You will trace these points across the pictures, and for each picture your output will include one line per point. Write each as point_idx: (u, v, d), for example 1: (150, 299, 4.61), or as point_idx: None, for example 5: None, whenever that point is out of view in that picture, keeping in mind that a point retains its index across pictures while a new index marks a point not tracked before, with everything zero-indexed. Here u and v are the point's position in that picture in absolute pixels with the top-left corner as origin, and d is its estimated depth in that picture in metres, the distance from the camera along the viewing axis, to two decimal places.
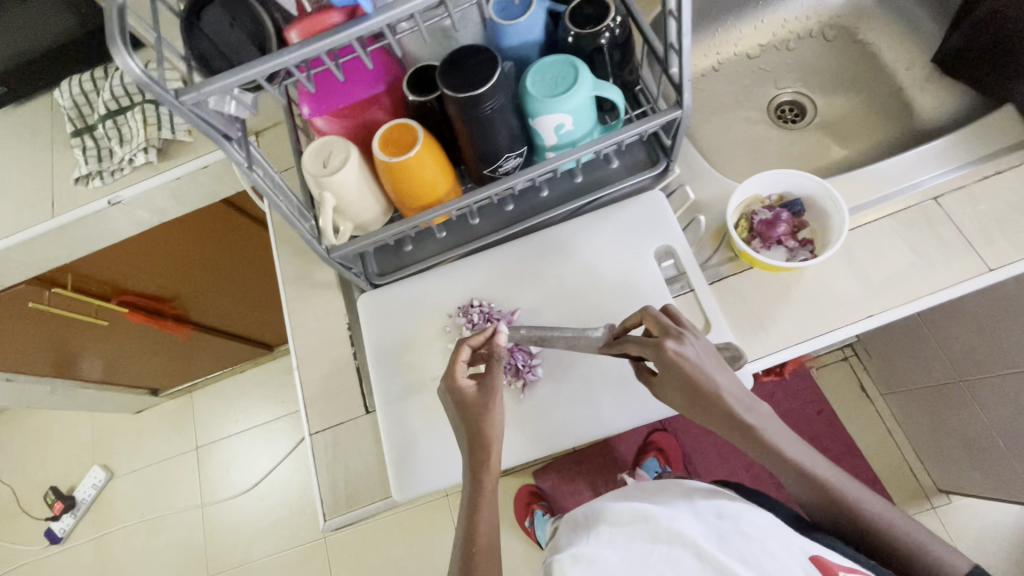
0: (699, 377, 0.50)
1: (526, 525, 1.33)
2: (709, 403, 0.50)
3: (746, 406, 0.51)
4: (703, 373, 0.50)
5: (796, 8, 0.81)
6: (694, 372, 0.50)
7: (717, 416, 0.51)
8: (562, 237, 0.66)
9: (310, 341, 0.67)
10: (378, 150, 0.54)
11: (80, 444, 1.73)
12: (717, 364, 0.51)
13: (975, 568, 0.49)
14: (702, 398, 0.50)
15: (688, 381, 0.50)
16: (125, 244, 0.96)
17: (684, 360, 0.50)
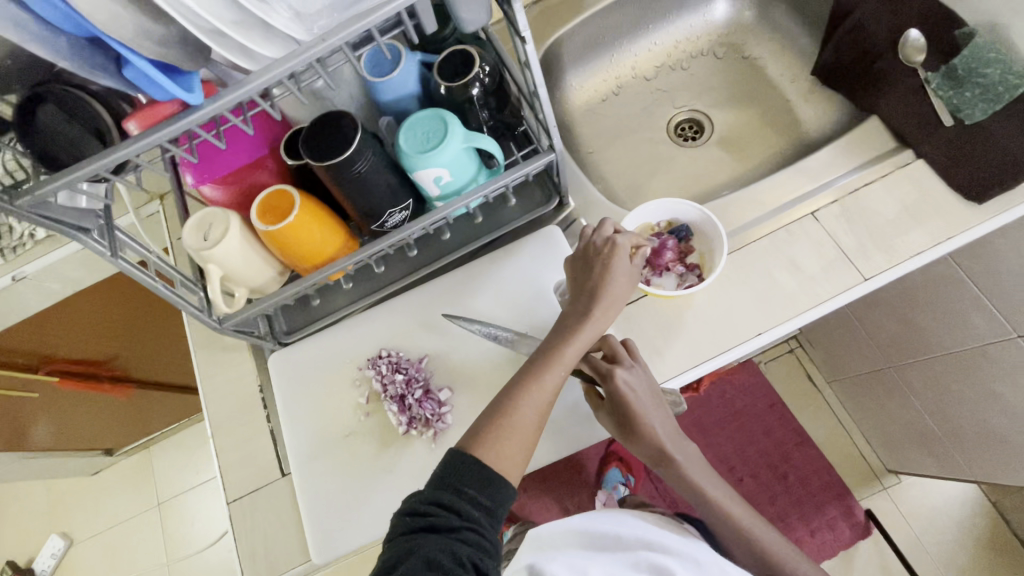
0: (636, 409, 0.53)
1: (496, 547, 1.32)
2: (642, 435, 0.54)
3: (670, 437, 0.56)
4: (640, 407, 0.53)
5: (685, 29, 0.84)
6: (636, 405, 0.53)
7: (647, 444, 0.55)
8: (466, 279, 0.66)
9: (224, 406, 0.66)
10: (257, 220, 0.54)
11: (37, 512, 1.67)
12: (654, 401, 0.55)
13: None
14: (633, 428, 0.54)
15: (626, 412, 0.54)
16: (41, 315, 0.93)
17: (630, 393, 0.53)
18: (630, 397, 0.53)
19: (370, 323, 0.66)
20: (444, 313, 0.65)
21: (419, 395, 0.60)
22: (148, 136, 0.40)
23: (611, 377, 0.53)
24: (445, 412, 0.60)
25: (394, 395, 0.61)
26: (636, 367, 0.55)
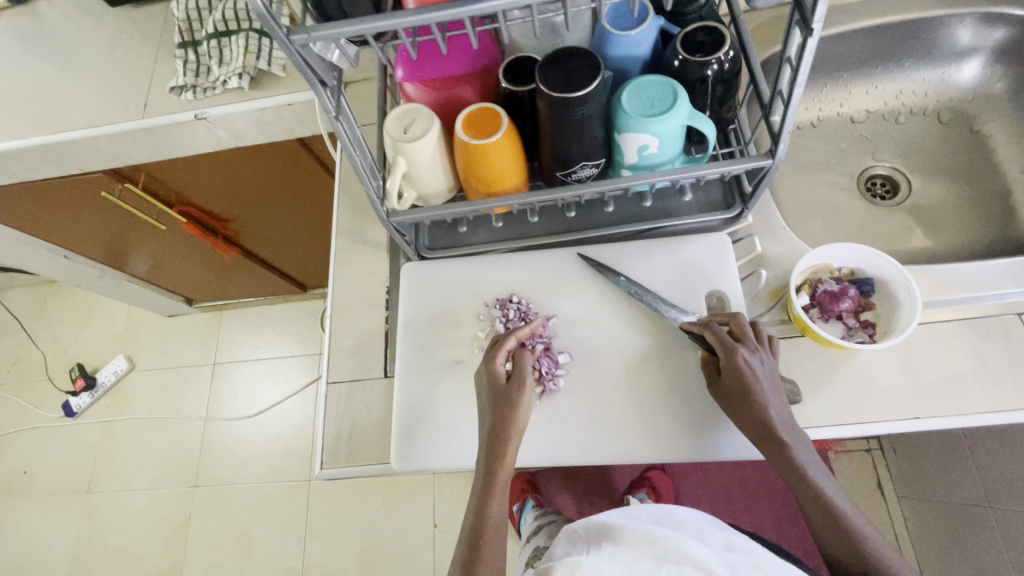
0: (752, 390, 0.50)
1: (514, 509, 1.33)
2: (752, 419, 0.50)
3: (785, 424, 0.50)
4: (759, 390, 0.50)
5: (914, 82, 0.77)
6: (751, 383, 0.51)
7: (754, 429, 0.51)
8: (616, 256, 0.65)
9: (349, 294, 0.69)
10: (460, 129, 0.54)
11: (113, 330, 1.83)
12: (775, 390, 0.51)
13: None
14: (745, 407, 0.51)
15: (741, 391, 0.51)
16: (198, 158, 0.99)
17: (748, 371, 0.51)
18: (748, 375, 0.50)
19: (508, 265, 0.66)
20: (578, 254, 0.65)
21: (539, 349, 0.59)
22: (426, 13, 0.41)
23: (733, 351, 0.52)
24: (559, 374, 0.58)
25: None
26: (759, 352, 0.53)
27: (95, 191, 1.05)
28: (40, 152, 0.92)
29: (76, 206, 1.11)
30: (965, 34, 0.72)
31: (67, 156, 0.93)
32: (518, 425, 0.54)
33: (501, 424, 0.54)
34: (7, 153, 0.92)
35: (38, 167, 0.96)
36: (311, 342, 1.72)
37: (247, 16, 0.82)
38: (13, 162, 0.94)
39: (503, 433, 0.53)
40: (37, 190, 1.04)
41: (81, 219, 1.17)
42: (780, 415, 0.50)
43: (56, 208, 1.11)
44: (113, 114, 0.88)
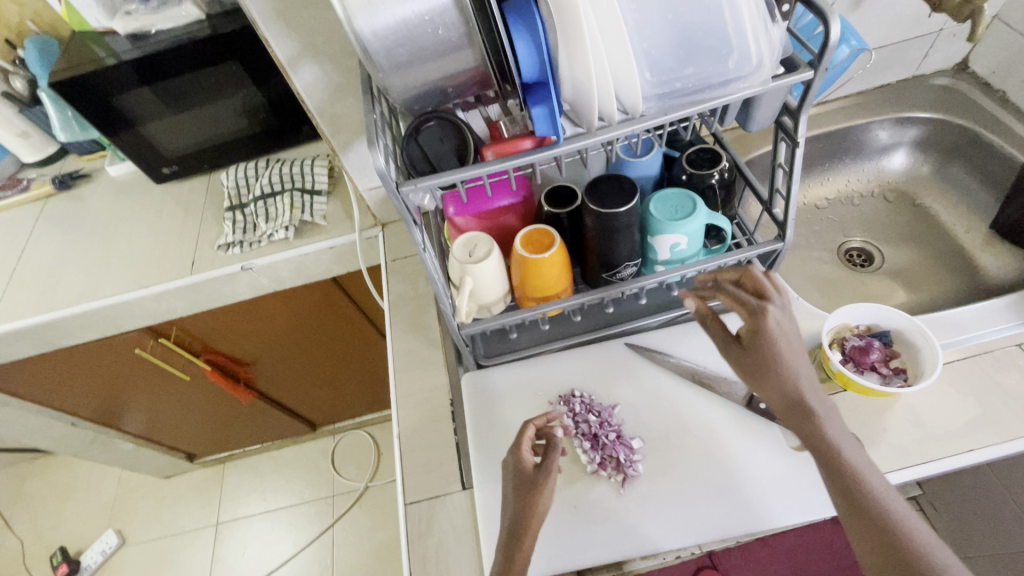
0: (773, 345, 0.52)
1: None
2: (777, 386, 0.52)
3: (816, 396, 0.51)
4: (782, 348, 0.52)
5: (857, 173, 0.94)
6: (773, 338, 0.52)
7: (781, 400, 0.52)
8: (659, 341, 0.71)
9: (413, 412, 0.72)
10: (518, 247, 0.63)
11: (102, 503, 1.70)
12: (795, 345, 0.53)
13: None
14: (768, 368, 0.52)
15: (762, 353, 0.52)
16: (234, 306, 1.05)
17: (771, 333, 0.52)
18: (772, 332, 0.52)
19: (563, 363, 0.71)
20: (628, 343, 0.71)
21: (613, 437, 0.63)
22: (505, 161, 0.51)
23: (755, 312, 0.53)
24: (636, 460, 0.61)
25: (587, 434, 0.64)
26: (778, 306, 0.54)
27: (125, 350, 1.07)
28: (85, 319, 0.96)
29: (100, 367, 1.12)
30: (885, 133, 0.91)
31: (109, 319, 0.97)
32: (536, 517, 0.55)
33: (520, 515, 0.55)
34: (52, 323, 0.95)
35: (77, 334, 0.99)
36: (323, 484, 1.64)
37: (292, 179, 0.94)
38: (55, 332, 0.97)
39: (521, 527, 0.54)
40: (68, 357, 1.06)
41: (102, 380, 1.17)
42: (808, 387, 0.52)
43: (80, 371, 1.12)
44: (161, 275, 0.95)
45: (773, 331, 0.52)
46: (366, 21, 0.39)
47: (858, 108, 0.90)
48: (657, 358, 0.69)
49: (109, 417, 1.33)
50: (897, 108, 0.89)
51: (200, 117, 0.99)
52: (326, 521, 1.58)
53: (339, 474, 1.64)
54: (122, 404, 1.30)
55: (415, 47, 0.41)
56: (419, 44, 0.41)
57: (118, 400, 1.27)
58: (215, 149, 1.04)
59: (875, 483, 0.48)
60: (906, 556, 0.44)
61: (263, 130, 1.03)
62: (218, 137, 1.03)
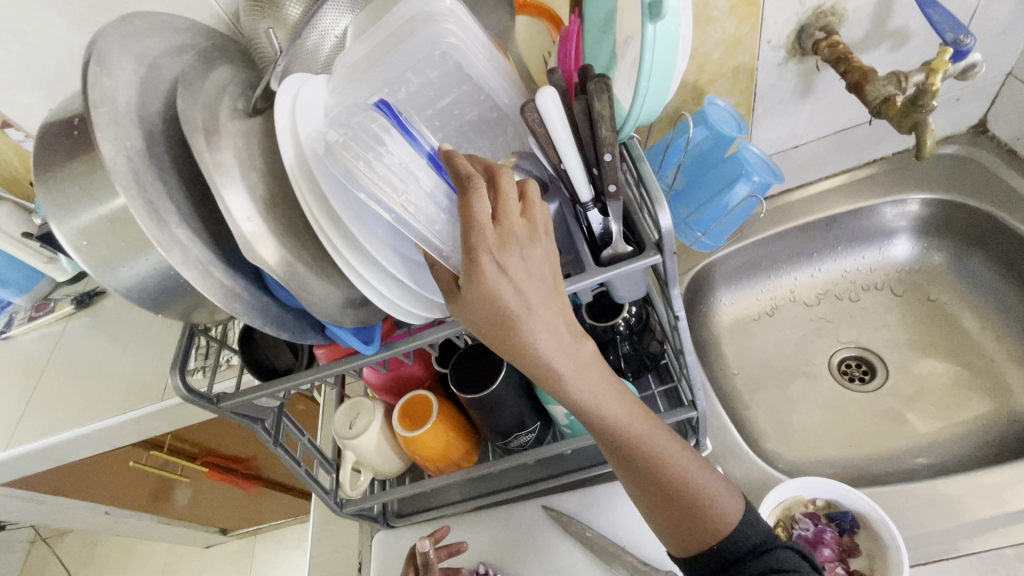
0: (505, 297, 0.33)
1: None
2: (521, 344, 0.34)
3: (541, 318, 0.33)
4: (518, 292, 0.33)
5: (856, 260, 0.78)
6: (501, 289, 0.32)
7: (516, 351, 0.34)
8: (580, 504, 0.62)
9: (325, 571, 0.68)
10: (396, 421, 0.58)
11: (155, 570, 1.83)
12: (535, 275, 0.33)
13: (748, 510, 0.40)
14: (512, 326, 0.33)
15: (490, 305, 0.33)
16: (213, 419, 1.09)
17: (492, 295, 0.32)
18: (502, 286, 0.32)
19: (475, 524, 0.65)
20: (544, 506, 0.63)
21: None
22: (330, 366, 0.47)
23: (468, 255, 0.32)
24: None
25: None
26: (513, 227, 0.33)
27: (128, 458, 1.15)
28: (82, 437, 1.04)
29: (111, 471, 1.21)
30: (887, 217, 0.75)
31: (103, 437, 1.05)
32: None
33: None
34: (57, 442, 1.04)
35: (81, 449, 1.08)
36: None
37: None
38: (61, 448, 1.06)
39: None
40: (81, 465, 1.15)
41: (119, 479, 1.27)
42: (556, 348, 0.34)
43: (97, 474, 1.21)
44: (139, 399, 1.01)
45: (498, 292, 0.32)
46: (111, 280, 0.37)
47: (847, 190, 0.76)
48: (573, 527, 0.60)
49: (140, 504, 1.44)
50: (896, 187, 0.74)
51: None
52: None
53: None
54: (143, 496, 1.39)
55: (176, 293, 0.39)
56: (175, 292, 0.39)
57: (141, 492, 1.36)
58: None
59: (628, 423, 0.37)
60: (670, 493, 0.38)
61: None
62: None
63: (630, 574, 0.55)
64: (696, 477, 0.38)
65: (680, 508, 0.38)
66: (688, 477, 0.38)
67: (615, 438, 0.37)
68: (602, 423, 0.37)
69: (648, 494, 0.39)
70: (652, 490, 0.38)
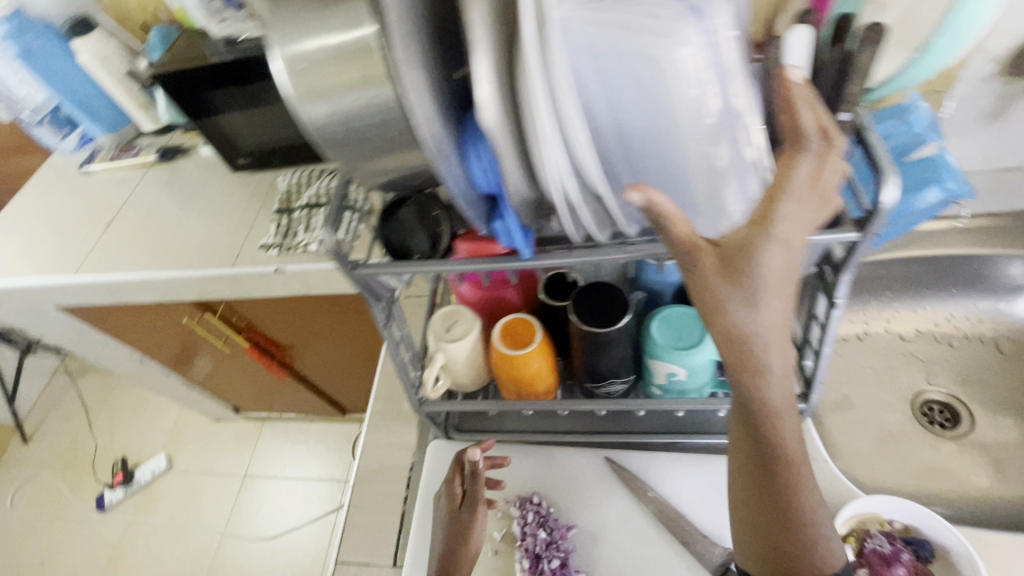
0: (770, 269, 0.33)
1: None
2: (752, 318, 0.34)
3: (779, 308, 0.35)
4: (776, 271, 0.34)
5: (968, 307, 0.76)
6: (773, 264, 0.33)
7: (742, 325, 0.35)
8: (644, 466, 0.62)
9: (374, 464, 0.70)
10: (497, 337, 0.58)
11: (165, 427, 1.92)
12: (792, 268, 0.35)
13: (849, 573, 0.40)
14: (756, 296, 0.34)
15: (752, 269, 0.33)
16: (271, 299, 1.11)
17: (764, 259, 0.33)
18: (776, 259, 0.33)
19: (533, 460, 0.66)
20: (608, 458, 0.64)
21: (556, 566, 0.56)
22: (470, 262, 0.46)
23: (764, 214, 0.34)
24: None
25: (530, 552, 0.58)
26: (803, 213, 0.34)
27: (180, 315, 1.18)
28: (145, 283, 1.06)
29: (159, 323, 1.25)
30: (1018, 271, 0.72)
31: (164, 288, 1.07)
32: (470, 553, 0.54)
33: (453, 551, 0.54)
34: (121, 282, 1.07)
35: (141, 294, 1.10)
36: (340, 467, 1.71)
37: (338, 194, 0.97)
38: (123, 288, 1.09)
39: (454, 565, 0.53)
40: (136, 309, 1.19)
41: (163, 334, 1.31)
42: (777, 334, 0.35)
43: (145, 322, 1.25)
44: (210, 260, 1.02)
45: (771, 259, 0.33)
46: (312, 113, 0.36)
47: (986, 233, 0.72)
48: (633, 486, 0.61)
49: (172, 362, 1.49)
50: None
51: (273, 117, 1.04)
52: (334, 504, 1.64)
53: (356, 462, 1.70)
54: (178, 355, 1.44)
55: (367, 145, 0.38)
56: (366, 143, 0.38)
57: (178, 351, 1.41)
58: (284, 148, 1.09)
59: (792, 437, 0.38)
60: (791, 516, 0.38)
61: None
62: (287, 138, 1.07)
63: (687, 541, 0.56)
64: (818, 518, 0.39)
65: (790, 534, 0.38)
66: (810, 516, 0.39)
67: (773, 442, 0.38)
68: (770, 425, 0.37)
69: (766, 507, 0.39)
70: (773, 504, 0.39)
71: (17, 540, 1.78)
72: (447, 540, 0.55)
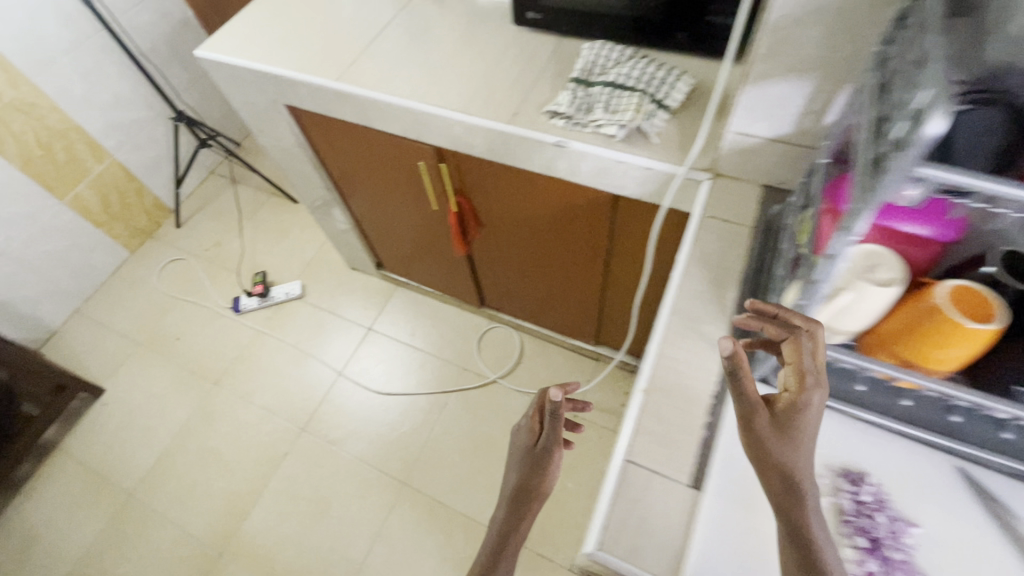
0: (811, 418, 0.49)
1: None
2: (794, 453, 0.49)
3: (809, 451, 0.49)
4: (813, 418, 0.49)
5: None
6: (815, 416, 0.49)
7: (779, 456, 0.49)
8: (1008, 493, 0.55)
9: (670, 380, 0.65)
10: (938, 292, 0.51)
11: (304, 257, 1.99)
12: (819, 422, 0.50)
13: None
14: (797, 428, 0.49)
15: (801, 415, 0.49)
16: (516, 174, 1.03)
17: (810, 405, 0.49)
18: (810, 411, 0.49)
19: (870, 441, 0.59)
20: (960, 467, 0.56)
21: (902, 559, 0.51)
22: None
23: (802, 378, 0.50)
24: None
25: (866, 533, 0.53)
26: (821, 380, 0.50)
27: (408, 159, 1.14)
28: (400, 114, 1.01)
29: (378, 160, 1.20)
30: None
31: (416, 125, 1.02)
32: (546, 475, 0.80)
33: (534, 471, 0.80)
34: (377, 105, 1.02)
35: (387, 124, 1.06)
36: (461, 354, 1.72)
37: (651, 83, 0.87)
38: (373, 113, 1.05)
39: (534, 480, 0.80)
40: (366, 138, 1.15)
41: (370, 172, 1.28)
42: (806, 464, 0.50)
43: (363, 154, 1.22)
44: (482, 109, 0.95)
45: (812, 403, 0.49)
46: None
47: None
48: (991, 508, 0.54)
49: (354, 199, 1.49)
50: None
51: None
52: (449, 385, 1.66)
53: (478, 355, 1.71)
54: (367, 197, 1.43)
55: None
56: None
57: (369, 193, 1.40)
58: (580, 16, 0.97)
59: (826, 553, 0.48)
60: None
61: (634, 19, 0.92)
62: (589, 6, 0.95)
63: None
64: None
65: None
66: None
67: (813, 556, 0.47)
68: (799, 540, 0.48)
69: None
70: None
71: (157, 309, 1.94)
72: (529, 461, 0.81)
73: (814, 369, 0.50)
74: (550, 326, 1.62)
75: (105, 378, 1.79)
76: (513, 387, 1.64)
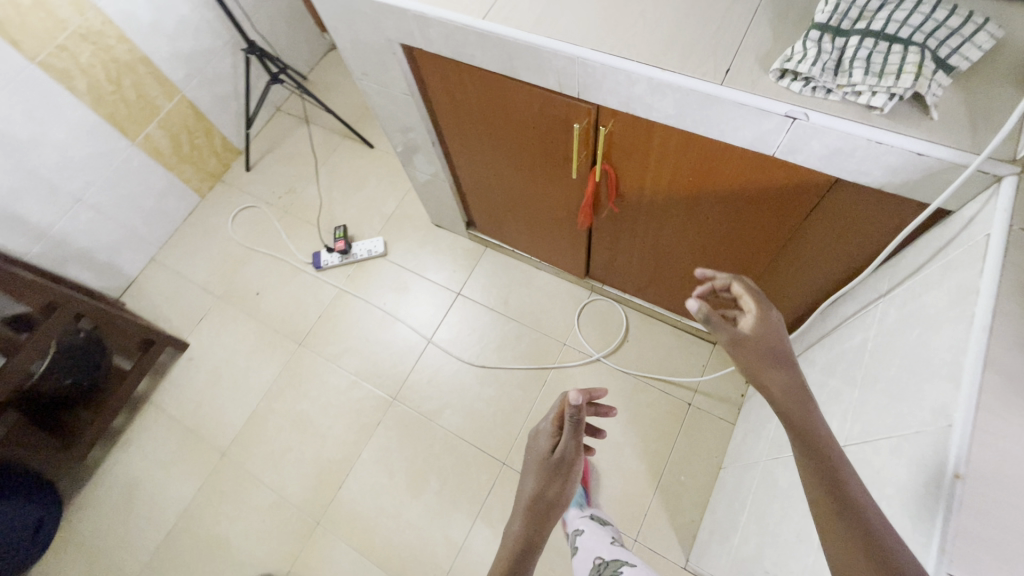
0: (777, 329, 0.68)
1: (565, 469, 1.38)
2: (776, 355, 0.66)
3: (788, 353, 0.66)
4: (778, 331, 0.68)
5: None
6: (774, 327, 0.68)
7: (765, 355, 0.66)
8: None
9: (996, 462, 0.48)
10: None
11: (384, 212, 1.85)
12: (779, 331, 0.68)
13: None
14: (772, 339, 0.67)
15: (773, 326, 0.68)
16: (701, 144, 0.83)
17: (778, 325, 0.68)
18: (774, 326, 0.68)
19: None
20: None
21: None
22: None
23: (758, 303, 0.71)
24: None
25: None
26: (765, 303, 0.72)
27: (558, 115, 0.93)
28: (566, 65, 0.81)
29: (510, 116, 1.02)
30: None
31: (584, 79, 0.81)
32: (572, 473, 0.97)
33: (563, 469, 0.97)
34: (536, 52, 0.81)
35: (542, 76, 0.86)
36: (559, 327, 1.59)
37: (937, 33, 0.64)
38: (526, 61, 0.84)
39: (563, 472, 0.97)
40: (505, 89, 0.95)
41: (494, 128, 1.08)
42: (790, 363, 0.65)
43: (492, 108, 1.02)
44: (678, 62, 0.74)
45: (770, 318, 0.69)
46: None
47: None
48: None
49: (459, 157, 1.31)
50: None
51: None
52: (549, 361, 1.54)
53: (580, 330, 1.57)
54: (477, 156, 1.25)
55: None
56: None
57: (481, 152, 1.21)
58: None
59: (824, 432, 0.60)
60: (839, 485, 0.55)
61: None
62: None
63: None
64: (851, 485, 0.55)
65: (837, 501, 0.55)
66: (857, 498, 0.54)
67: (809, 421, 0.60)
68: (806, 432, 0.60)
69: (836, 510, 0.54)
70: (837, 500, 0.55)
71: (235, 261, 1.86)
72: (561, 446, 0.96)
73: (755, 294, 0.72)
74: (664, 304, 1.45)
75: (188, 331, 1.75)
76: (620, 368, 1.50)
